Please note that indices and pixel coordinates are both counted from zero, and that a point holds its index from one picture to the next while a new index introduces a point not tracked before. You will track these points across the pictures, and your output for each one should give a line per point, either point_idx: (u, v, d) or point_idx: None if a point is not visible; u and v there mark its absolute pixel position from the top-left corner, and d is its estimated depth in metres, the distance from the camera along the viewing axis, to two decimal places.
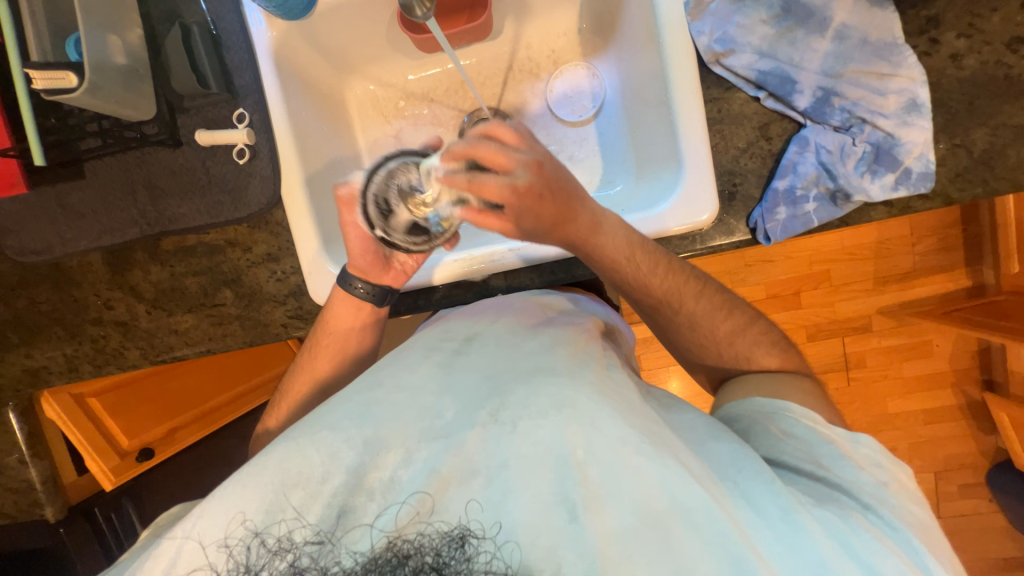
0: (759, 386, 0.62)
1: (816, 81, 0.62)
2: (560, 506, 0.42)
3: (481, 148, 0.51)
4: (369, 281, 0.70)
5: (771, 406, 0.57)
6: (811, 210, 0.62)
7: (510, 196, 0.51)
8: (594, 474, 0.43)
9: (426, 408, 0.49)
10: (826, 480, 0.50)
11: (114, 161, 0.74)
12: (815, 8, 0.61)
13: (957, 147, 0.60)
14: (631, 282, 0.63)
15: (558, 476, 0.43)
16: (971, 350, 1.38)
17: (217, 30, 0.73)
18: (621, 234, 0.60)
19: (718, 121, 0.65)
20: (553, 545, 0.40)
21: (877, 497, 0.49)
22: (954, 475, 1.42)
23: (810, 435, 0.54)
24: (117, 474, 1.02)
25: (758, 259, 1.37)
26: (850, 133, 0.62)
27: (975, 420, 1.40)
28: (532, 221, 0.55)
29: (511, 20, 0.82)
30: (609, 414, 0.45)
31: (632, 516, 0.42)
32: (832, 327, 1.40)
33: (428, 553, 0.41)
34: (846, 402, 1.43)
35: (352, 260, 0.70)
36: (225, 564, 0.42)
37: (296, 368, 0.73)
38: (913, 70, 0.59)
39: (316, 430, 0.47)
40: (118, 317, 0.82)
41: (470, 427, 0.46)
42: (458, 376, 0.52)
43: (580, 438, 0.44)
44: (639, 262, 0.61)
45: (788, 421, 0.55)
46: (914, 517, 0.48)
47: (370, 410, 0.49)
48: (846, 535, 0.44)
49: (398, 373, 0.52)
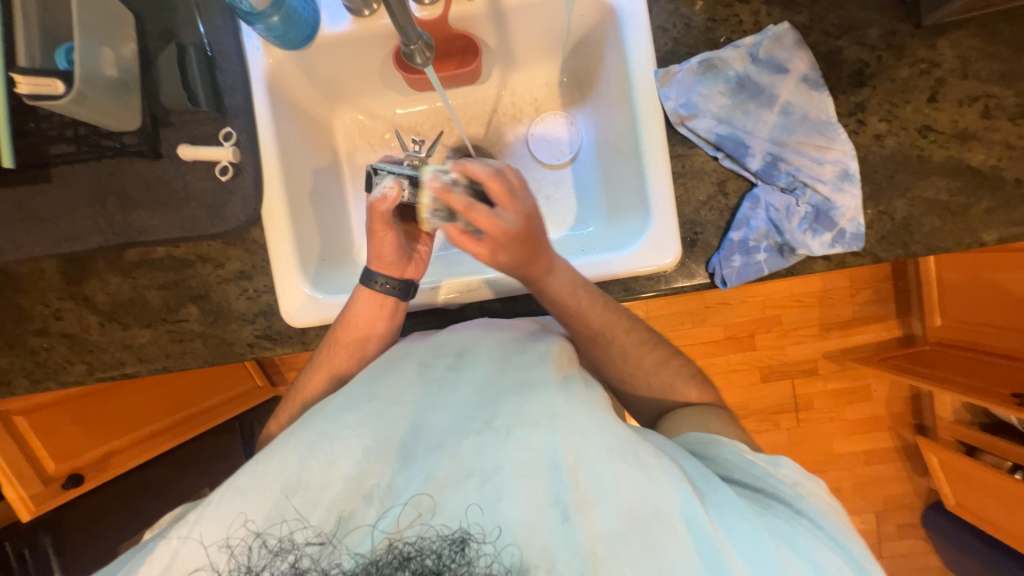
0: (689, 423, 0.65)
1: (766, 147, 0.70)
2: (551, 509, 0.43)
3: (494, 182, 0.56)
4: (389, 275, 0.69)
5: (703, 435, 0.60)
6: (762, 259, 0.69)
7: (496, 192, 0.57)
8: (584, 479, 0.44)
9: (416, 424, 0.50)
10: (764, 491, 0.53)
11: (86, 169, 0.72)
12: (764, 86, 0.70)
13: (881, 214, 0.69)
14: (569, 314, 0.66)
15: (550, 480, 0.44)
16: (904, 396, 1.50)
17: (213, 52, 0.74)
18: (567, 275, 0.64)
19: (681, 175, 0.72)
20: (547, 543, 0.41)
21: (817, 512, 0.51)
22: (893, 515, 1.51)
23: (739, 458, 0.56)
24: (38, 504, 0.98)
25: (717, 301, 1.46)
26: (795, 194, 0.70)
27: (910, 462, 1.51)
28: (508, 256, 0.58)
29: (498, 68, 0.88)
30: (597, 425, 0.46)
31: (620, 522, 0.43)
32: (783, 369, 1.49)
33: (428, 555, 0.40)
34: (795, 442, 1.50)
35: (378, 255, 0.67)
36: (226, 565, 0.42)
37: (312, 367, 0.69)
38: (845, 144, 0.68)
39: (313, 433, 0.48)
40: (67, 328, 0.77)
41: (466, 434, 0.47)
42: (452, 388, 0.53)
43: (572, 445, 0.45)
44: (581, 299, 0.65)
45: (721, 446, 0.58)
46: (839, 522, 0.51)
47: (372, 416, 0.50)
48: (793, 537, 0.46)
49: (390, 388, 0.52)
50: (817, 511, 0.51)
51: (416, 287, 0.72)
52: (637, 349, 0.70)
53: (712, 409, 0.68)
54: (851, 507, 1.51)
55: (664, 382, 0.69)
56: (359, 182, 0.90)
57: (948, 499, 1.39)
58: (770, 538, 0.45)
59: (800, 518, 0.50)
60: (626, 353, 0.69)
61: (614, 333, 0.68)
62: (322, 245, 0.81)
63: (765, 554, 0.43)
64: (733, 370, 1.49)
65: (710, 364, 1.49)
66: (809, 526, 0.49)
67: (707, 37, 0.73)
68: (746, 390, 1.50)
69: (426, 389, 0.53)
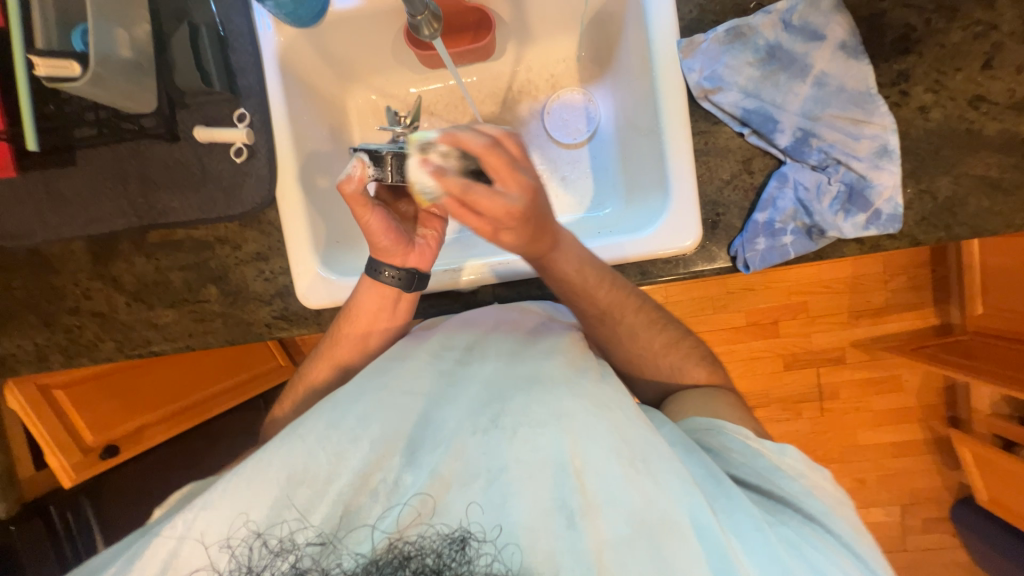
0: (699, 405, 0.63)
1: (796, 122, 0.65)
2: (557, 513, 0.43)
3: (492, 155, 0.51)
4: (396, 265, 0.68)
5: (707, 421, 0.57)
6: (788, 242, 0.65)
7: (497, 166, 0.51)
8: (590, 482, 0.44)
9: (423, 419, 0.50)
10: (773, 494, 0.51)
11: (108, 152, 0.74)
12: (797, 55, 0.65)
13: (923, 193, 0.64)
14: (584, 298, 0.64)
15: (557, 481, 0.44)
16: (938, 387, 1.43)
17: (225, 31, 0.74)
18: (575, 253, 0.62)
19: (704, 153, 0.69)
20: (551, 549, 0.42)
21: (825, 513, 0.50)
22: (920, 508, 1.46)
23: (746, 449, 0.54)
24: (76, 473, 1.03)
25: (739, 286, 1.42)
26: (827, 172, 0.65)
27: (942, 455, 1.45)
28: (512, 236, 0.54)
29: (513, 43, 0.85)
30: (606, 428, 0.46)
31: (625, 527, 0.43)
32: (808, 357, 1.44)
33: (428, 555, 0.41)
34: (818, 432, 1.46)
35: (376, 244, 0.66)
36: (227, 564, 0.43)
37: (317, 357, 0.71)
38: (885, 118, 0.63)
39: (319, 426, 0.48)
40: (96, 308, 0.80)
41: (472, 432, 0.47)
42: (462, 384, 0.54)
43: (579, 447, 0.45)
44: (594, 277, 0.63)
45: (726, 435, 0.56)
46: (846, 519, 0.50)
47: (377, 408, 0.50)
48: (800, 544, 0.45)
49: (402, 378, 0.54)
50: (830, 514, 0.50)
51: (428, 276, 0.71)
52: (652, 335, 0.68)
53: (729, 396, 0.66)
54: (875, 499, 1.46)
55: (679, 368, 0.68)
56: None
57: (980, 494, 1.34)
58: (783, 547, 0.43)
59: (811, 524, 0.48)
60: (641, 338, 0.68)
61: (628, 318, 0.66)
62: (336, 228, 0.81)
63: (776, 562, 0.42)
64: (755, 358, 1.45)
65: (730, 351, 1.45)
66: (820, 532, 0.47)
67: (735, 3, 0.68)
68: (768, 378, 1.46)
69: (440, 381, 0.54)
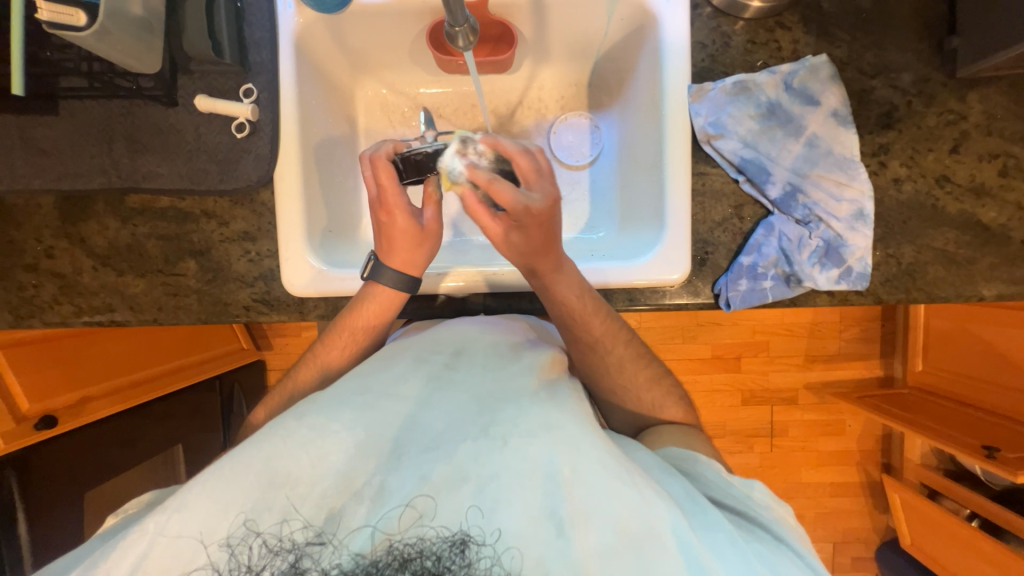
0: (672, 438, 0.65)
1: (787, 176, 0.70)
2: (547, 522, 0.44)
3: (521, 159, 0.59)
4: (402, 271, 0.67)
5: (682, 451, 0.61)
6: (768, 286, 0.69)
7: (529, 173, 0.59)
8: (579, 493, 0.45)
9: (412, 421, 0.51)
10: (745, 514, 0.54)
11: (96, 107, 0.70)
12: (794, 115, 0.70)
13: (890, 257, 0.70)
14: (572, 319, 0.66)
15: (546, 491, 0.45)
16: (876, 434, 1.53)
17: (242, 3, 0.72)
18: (575, 278, 0.64)
19: (700, 194, 0.73)
20: (541, 557, 0.43)
21: (790, 535, 0.53)
22: (849, 547, 1.56)
23: (716, 478, 0.58)
24: (8, 441, 0.91)
25: (710, 320, 1.48)
26: (808, 228, 0.70)
27: (874, 498, 1.54)
28: (521, 237, 0.59)
29: (529, 60, 0.87)
30: (592, 441, 0.47)
31: (613, 538, 0.44)
32: (765, 395, 1.51)
33: (428, 557, 0.42)
34: (766, 466, 1.53)
35: (391, 252, 0.67)
36: (226, 564, 0.42)
37: (310, 358, 0.71)
38: (863, 184, 0.69)
39: (302, 428, 0.49)
40: (57, 268, 0.75)
41: (462, 439, 0.49)
42: (449, 390, 0.54)
43: (569, 458, 0.46)
44: (584, 300, 0.65)
45: (700, 466, 0.59)
46: (808, 547, 0.53)
47: (363, 410, 0.51)
48: (773, 558, 0.47)
49: (389, 381, 0.54)
50: (792, 536, 0.53)
51: (420, 282, 0.69)
52: (632, 359, 0.70)
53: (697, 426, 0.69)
54: (810, 536, 1.55)
55: (652, 395, 0.70)
56: None
57: (904, 538, 1.44)
58: (758, 561, 0.46)
59: (782, 546, 0.50)
60: (621, 362, 0.70)
61: (611, 344, 0.68)
62: (331, 217, 0.79)
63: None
64: (716, 390, 1.51)
65: (695, 382, 1.51)
66: (788, 553, 0.50)
67: (743, 59, 0.73)
68: (726, 411, 1.52)
69: (426, 386, 0.54)
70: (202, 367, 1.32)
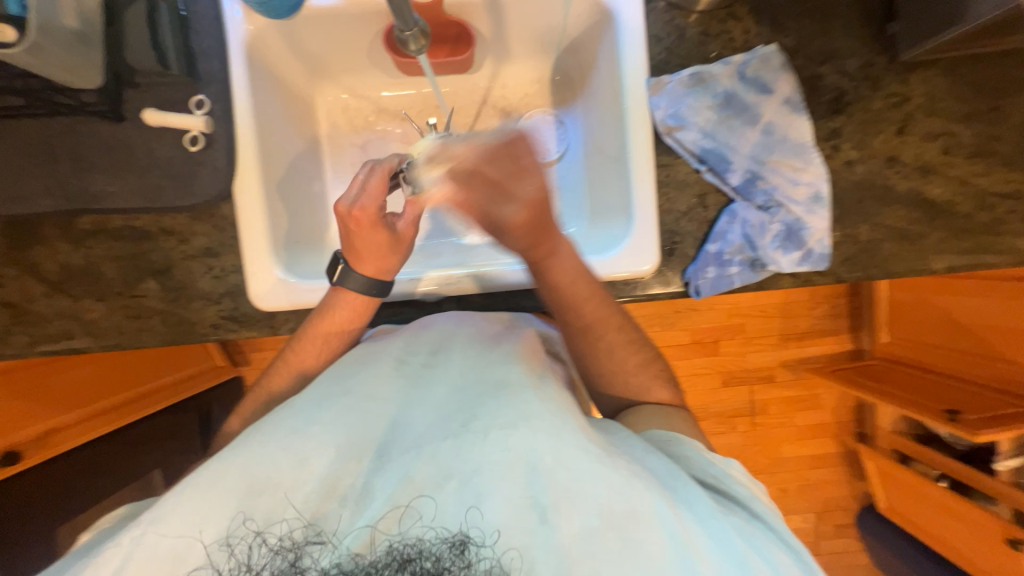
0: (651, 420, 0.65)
1: (747, 164, 0.72)
2: (530, 510, 0.45)
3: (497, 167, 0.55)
4: (366, 272, 0.67)
5: (665, 432, 0.60)
6: (734, 273, 0.71)
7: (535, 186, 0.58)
8: (561, 478, 0.46)
9: (394, 421, 0.52)
10: (729, 492, 0.54)
11: (35, 126, 0.66)
12: (749, 103, 0.72)
13: (846, 237, 0.72)
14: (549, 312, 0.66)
15: (528, 481, 0.46)
16: (850, 406, 1.59)
17: (187, 12, 0.70)
18: (573, 263, 0.64)
19: (665, 185, 0.74)
20: (527, 544, 0.44)
21: (767, 513, 0.53)
22: (831, 516, 1.62)
23: (698, 455, 0.57)
24: None
25: (687, 307, 1.51)
26: (770, 212, 0.72)
27: (851, 467, 1.61)
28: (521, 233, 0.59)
29: (490, 59, 0.87)
30: (572, 427, 0.48)
31: (597, 518, 0.45)
32: (743, 375, 1.55)
33: (428, 557, 0.42)
34: (749, 445, 1.58)
35: (360, 254, 0.66)
36: (226, 563, 0.43)
37: (279, 365, 0.68)
38: (819, 167, 0.70)
39: (281, 435, 0.49)
40: (7, 297, 0.72)
41: (443, 438, 0.49)
42: (423, 389, 0.55)
43: (549, 446, 0.46)
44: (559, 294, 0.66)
45: (682, 445, 0.59)
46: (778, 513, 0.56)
47: (341, 415, 0.51)
48: (754, 536, 0.48)
49: (367, 382, 0.54)
50: (765, 509, 0.54)
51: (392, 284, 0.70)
52: (623, 350, 0.70)
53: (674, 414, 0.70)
54: (794, 507, 1.61)
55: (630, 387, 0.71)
56: (338, 163, 0.87)
57: (879, 501, 1.51)
58: (735, 532, 0.47)
59: (753, 520, 0.51)
60: (604, 356, 0.69)
61: (603, 338, 0.68)
62: (298, 228, 0.78)
63: (730, 544, 0.46)
64: (696, 375, 1.55)
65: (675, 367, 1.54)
66: (766, 531, 0.50)
67: (698, 50, 0.74)
68: (706, 393, 1.56)
69: (406, 388, 0.55)
70: (168, 394, 1.26)
